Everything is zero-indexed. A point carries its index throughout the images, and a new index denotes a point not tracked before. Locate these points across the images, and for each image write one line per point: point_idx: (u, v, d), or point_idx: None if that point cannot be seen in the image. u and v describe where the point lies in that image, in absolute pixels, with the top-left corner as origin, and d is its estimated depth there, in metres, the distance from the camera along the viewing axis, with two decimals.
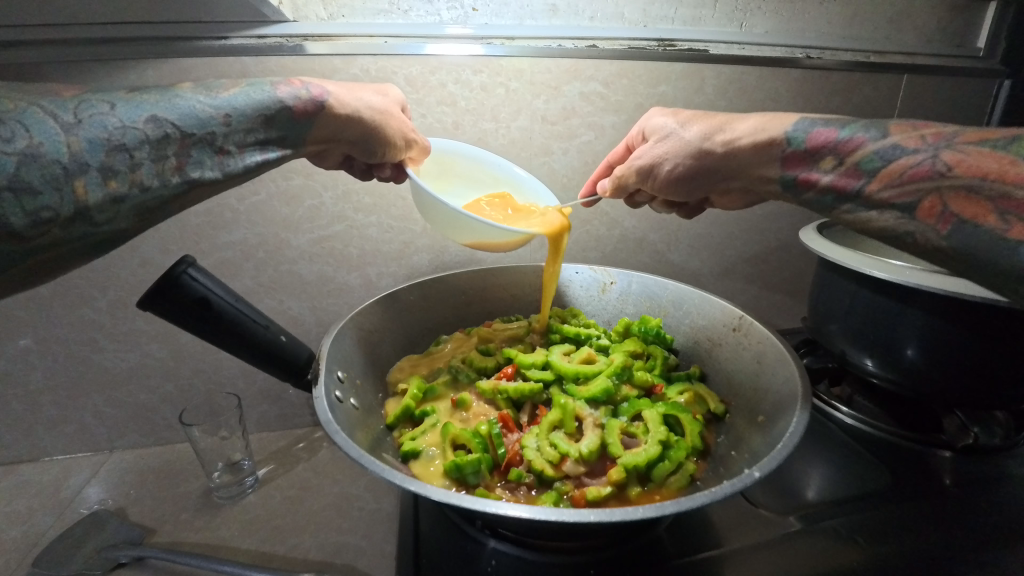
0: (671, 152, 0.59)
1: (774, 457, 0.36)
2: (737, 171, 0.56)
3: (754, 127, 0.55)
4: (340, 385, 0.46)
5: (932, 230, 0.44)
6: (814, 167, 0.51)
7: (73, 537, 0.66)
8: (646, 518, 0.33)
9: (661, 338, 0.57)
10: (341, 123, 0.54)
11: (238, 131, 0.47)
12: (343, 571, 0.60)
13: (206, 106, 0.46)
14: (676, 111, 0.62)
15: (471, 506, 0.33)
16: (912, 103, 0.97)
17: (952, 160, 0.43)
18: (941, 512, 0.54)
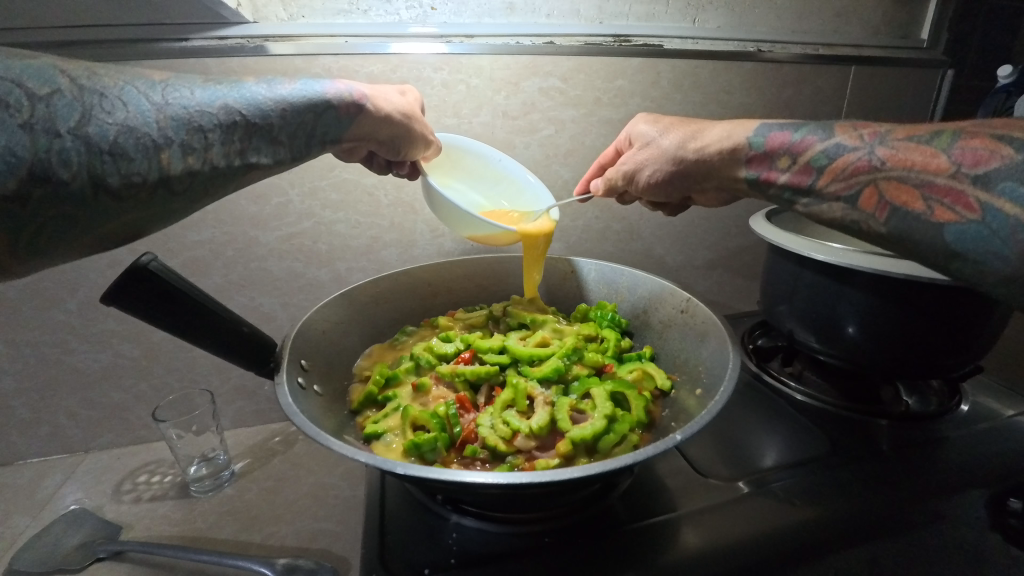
0: (648, 160, 0.62)
1: (700, 420, 0.39)
2: (709, 174, 0.58)
3: (722, 132, 0.57)
4: (304, 372, 0.48)
5: (873, 217, 0.45)
6: (773, 168, 0.52)
7: (51, 535, 0.67)
8: (577, 478, 0.35)
9: (615, 321, 0.61)
10: (380, 123, 0.55)
11: (300, 122, 0.48)
12: (319, 555, 0.63)
13: (277, 97, 0.46)
14: (658, 118, 0.65)
15: (417, 473, 0.35)
16: (861, 93, 1.01)
17: (887, 155, 0.44)
18: (879, 474, 0.58)
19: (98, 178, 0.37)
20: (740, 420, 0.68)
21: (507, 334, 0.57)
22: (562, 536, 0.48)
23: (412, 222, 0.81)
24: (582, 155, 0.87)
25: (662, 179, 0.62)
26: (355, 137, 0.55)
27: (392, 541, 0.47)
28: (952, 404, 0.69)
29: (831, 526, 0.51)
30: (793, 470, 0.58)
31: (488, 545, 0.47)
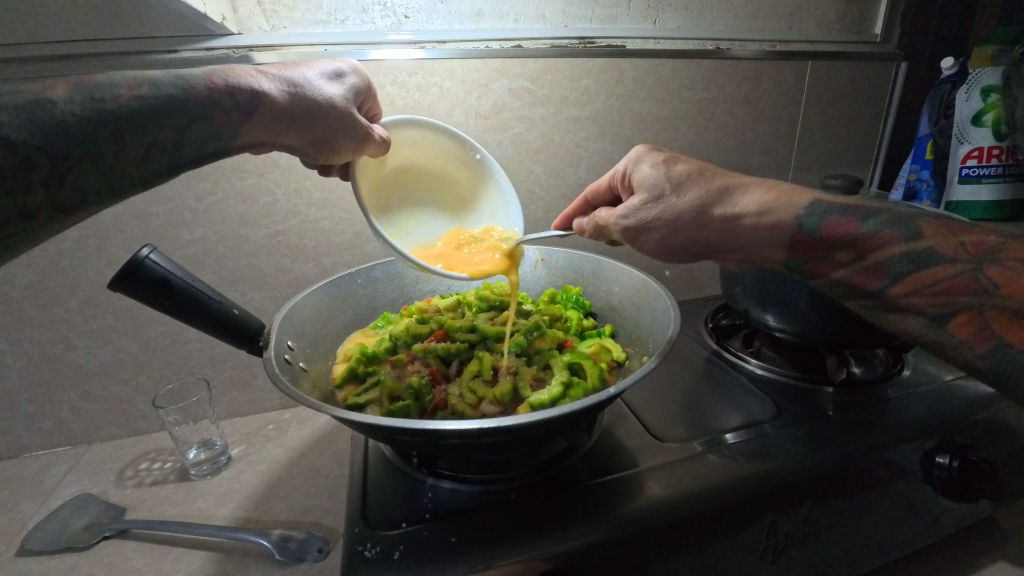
0: (662, 221, 0.58)
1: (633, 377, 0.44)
2: (735, 247, 0.56)
3: (760, 205, 0.54)
4: (290, 350, 0.53)
5: (966, 346, 0.46)
6: (827, 255, 0.52)
7: (59, 517, 0.72)
8: (520, 424, 0.41)
9: (579, 303, 0.67)
10: (278, 120, 0.57)
11: (128, 148, 0.47)
12: (311, 526, 0.68)
13: (88, 124, 0.44)
14: (667, 164, 0.60)
15: (378, 422, 0.40)
16: (819, 86, 1.06)
17: (998, 278, 0.46)
18: (823, 431, 0.63)
19: None
20: (698, 392, 0.73)
21: (476, 315, 0.62)
22: (526, 491, 0.53)
23: None
24: (552, 151, 0.92)
25: (675, 243, 0.58)
26: (246, 141, 0.57)
27: (374, 501, 0.52)
28: (894, 370, 0.75)
29: (777, 475, 0.56)
30: (744, 432, 0.63)
31: (459, 502, 0.52)
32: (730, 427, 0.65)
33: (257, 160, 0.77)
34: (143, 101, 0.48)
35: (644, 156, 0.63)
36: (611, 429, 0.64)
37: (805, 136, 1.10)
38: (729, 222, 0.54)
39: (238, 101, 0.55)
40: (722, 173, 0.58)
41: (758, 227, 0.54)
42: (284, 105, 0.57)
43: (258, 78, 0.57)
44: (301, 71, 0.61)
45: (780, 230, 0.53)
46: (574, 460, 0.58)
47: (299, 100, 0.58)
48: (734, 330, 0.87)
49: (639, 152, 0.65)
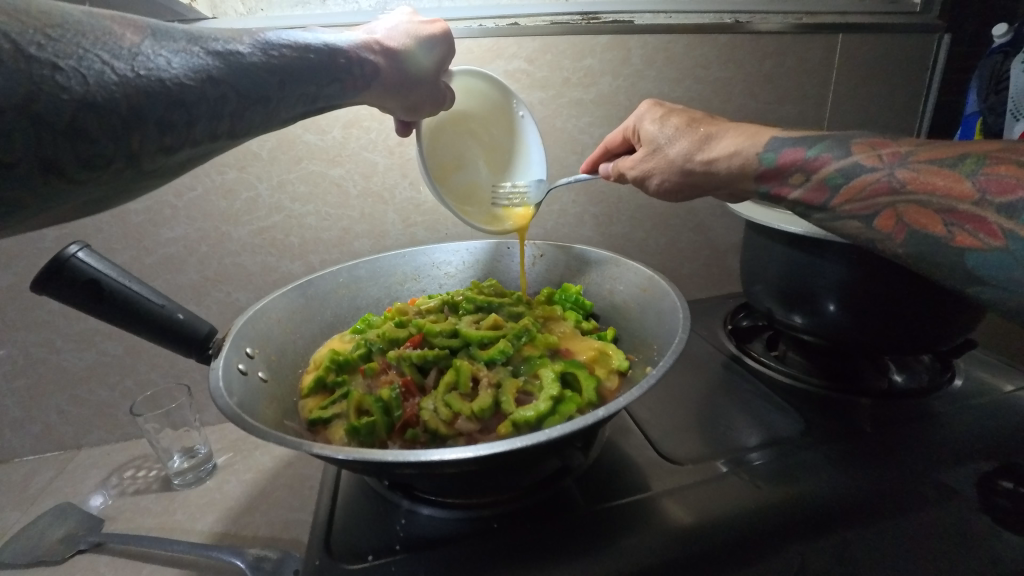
0: (659, 168, 0.61)
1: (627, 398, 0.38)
2: (720, 185, 0.56)
3: (733, 140, 0.54)
4: (247, 359, 0.48)
5: (888, 239, 0.42)
6: (787, 181, 0.50)
7: (37, 528, 0.69)
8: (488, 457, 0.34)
9: (578, 303, 0.60)
10: (393, 83, 0.55)
11: (292, 96, 0.43)
12: (289, 544, 0.63)
13: (270, 65, 0.40)
14: (665, 115, 0.62)
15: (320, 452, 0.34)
16: (851, 62, 0.96)
17: (906, 177, 0.42)
18: (856, 451, 0.55)
19: (49, 163, 0.28)
20: (713, 402, 0.65)
21: (461, 318, 0.57)
22: (510, 519, 0.47)
23: (382, 212, 0.81)
24: (553, 139, 0.86)
25: (677, 187, 0.60)
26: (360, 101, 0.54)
27: (341, 528, 0.47)
28: (943, 379, 0.66)
29: (808, 509, 0.48)
30: (767, 452, 0.55)
31: (435, 531, 0.46)
32: (750, 445, 0.57)
33: (236, 153, 0.72)
34: (308, 47, 0.45)
35: (648, 109, 0.65)
36: (612, 444, 0.57)
37: (837, 117, 1.00)
38: (710, 161, 0.55)
39: (365, 59, 0.52)
40: (710, 122, 0.59)
41: (732, 159, 0.53)
42: (400, 69, 0.55)
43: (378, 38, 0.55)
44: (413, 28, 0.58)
45: (748, 162, 0.52)
46: (568, 483, 0.51)
47: (410, 64, 0.56)
48: (756, 332, 0.79)
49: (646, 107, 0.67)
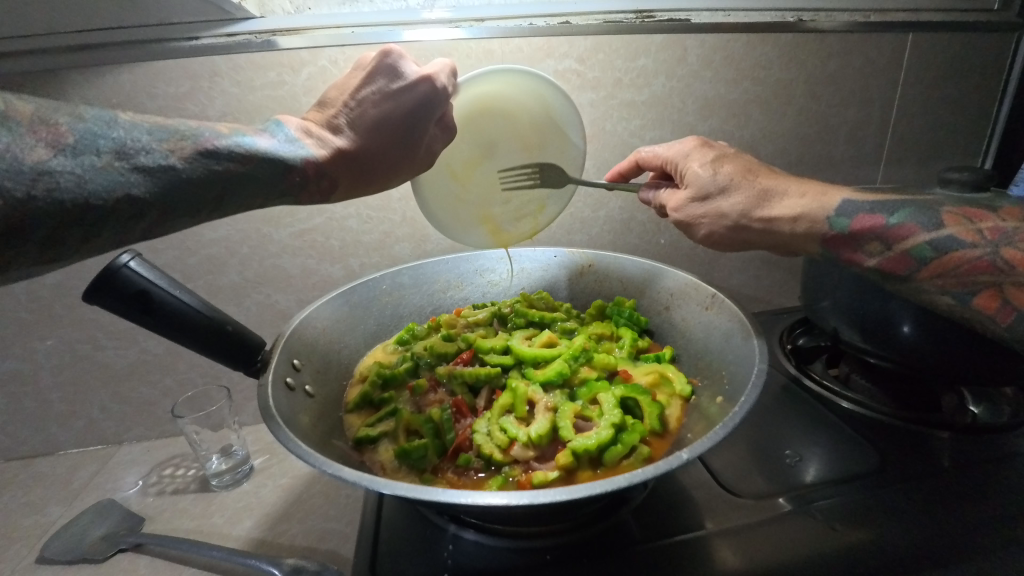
0: (709, 219, 0.56)
1: (706, 443, 0.35)
2: (776, 243, 0.55)
3: (796, 203, 0.53)
4: (294, 373, 0.46)
5: (991, 319, 0.47)
6: (861, 251, 0.51)
7: (80, 524, 0.70)
8: (557, 501, 0.32)
9: (633, 319, 0.58)
10: (369, 187, 0.50)
11: (244, 200, 0.43)
12: (326, 556, 0.62)
13: (210, 176, 0.41)
14: (717, 155, 0.57)
15: (377, 487, 0.33)
16: (922, 64, 0.89)
17: (1012, 258, 0.45)
18: (938, 494, 0.50)
19: None
20: (774, 429, 0.61)
21: (511, 333, 0.55)
22: (565, 553, 0.44)
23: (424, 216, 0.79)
24: (602, 142, 0.82)
25: (722, 241, 0.57)
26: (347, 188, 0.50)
27: (385, 553, 0.46)
28: None
29: (885, 559, 0.44)
30: (836, 490, 0.51)
31: (484, 562, 0.44)
32: (817, 480, 0.53)
33: None
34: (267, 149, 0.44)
35: (696, 148, 0.60)
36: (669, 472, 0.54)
37: (904, 122, 0.93)
38: (772, 223, 0.53)
39: (331, 174, 0.47)
40: (765, 174, 0.56)
41: (802, 226, 0.52)
42: (372, 172, 0.49)
43: (339, 142, 0.47)
44: (383, 103, 0.49)
45: (818, 232, 0.52)
46: (625, 514, 0.48)
47: (382, 160, 0.49)
48: (817, 351, 0.74)
49: (688, 141, 0.61)
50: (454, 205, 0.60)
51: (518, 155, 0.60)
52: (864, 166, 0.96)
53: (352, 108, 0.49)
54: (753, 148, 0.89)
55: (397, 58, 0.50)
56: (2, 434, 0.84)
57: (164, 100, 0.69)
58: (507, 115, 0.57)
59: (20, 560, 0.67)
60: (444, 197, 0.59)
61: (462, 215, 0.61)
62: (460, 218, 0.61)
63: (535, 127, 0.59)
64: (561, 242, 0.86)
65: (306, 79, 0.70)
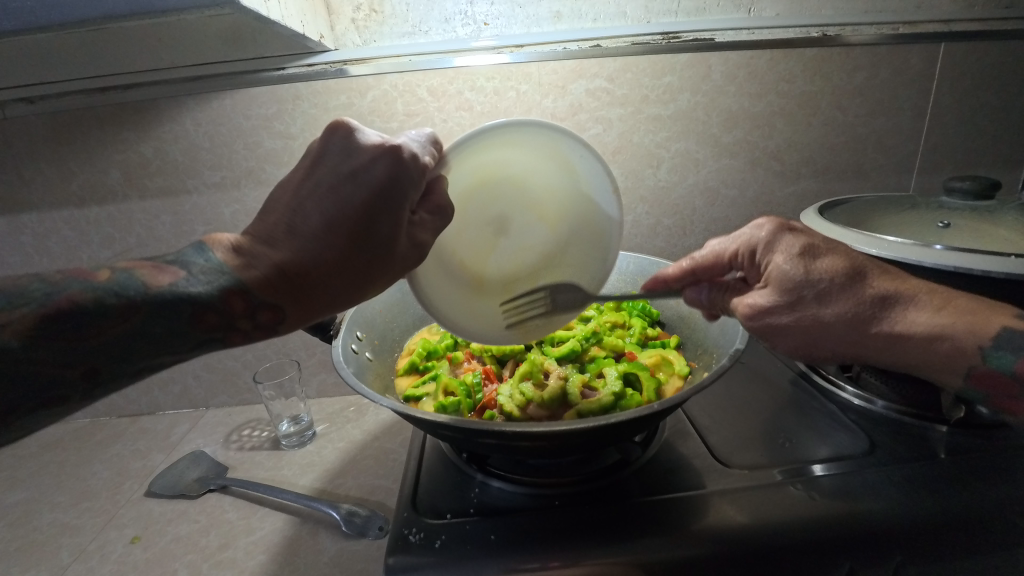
0: (803, 327, 0.48)
1: (679, 396, 0.43)
2: (900, 359, 0.48)
3: (927, 318, 0.46)
4: (358, 341, 0.57)
5: None
6: (1016, 394, 0.45)
7: (177, 468, 0.85)
8: (553, 432, 0.41)
9: (645, 311, 0.65)
10: (327, 303, 0.43)
11: (148, 357, 0.41)
12: (376, 505, 0.73)
13: (71, 349, 0.38)
14: (805, 249, 0.49)
15: (419, 415, 0.43)
16: (956, 74, 0.89)
17: None
18: (927, 475, 0.54)
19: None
20: (778, 417, 0.66)
21: None
22: (570, 501, 0.53)
23: None
24: (629, 153, 0.90)
25: (814, 349, 0.49)
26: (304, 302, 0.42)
27: (425, 490, 0.56)
28: None
29: (859, 526, 0.49)
30: (827, 468, 0.56)
31: (503, 502, 0.53)
32: (811, 459, 0.58)
33: None
34: (167, 295, 0.40)
35: (778, 232, 0.51)
36: (671, 445, 0.61)
37: (941, 129, 0.93)
38: (897, 340, 0.46)
39: (264, 299, 0.41)
40: (886, 273, 0.48)
41: (947, 354, 0.46)
42: (331, 286, 0.42)
43: (285, 254, 0.41)
44: (327, 201, 0.41)
45: (958, 360, 0.46)
46: (624, 475, 0.57)
47: (331, 276, 0.41)
48: None
49: (762, 226, 0.52)
50: (472, 296, 0.57)
51: (533, 226, 0.57)
52: (897, 174, 0.97)
53: (297, 211, 0.42)
54: (778, 158, 0.93)
55: (345, 136, 0.43)
56: (118, 394, 1.02)
57: (256, 120, 0.84)
58: (514, 182, 0.55)
59: (133, 492, 0.83)
60: (461, 290, 0.56)
61: (480, 306, 0.57)
62: (477, 312, 0.56)
63: (549, 192, 0.56)
64: None
65: (370, 101, 0.83)
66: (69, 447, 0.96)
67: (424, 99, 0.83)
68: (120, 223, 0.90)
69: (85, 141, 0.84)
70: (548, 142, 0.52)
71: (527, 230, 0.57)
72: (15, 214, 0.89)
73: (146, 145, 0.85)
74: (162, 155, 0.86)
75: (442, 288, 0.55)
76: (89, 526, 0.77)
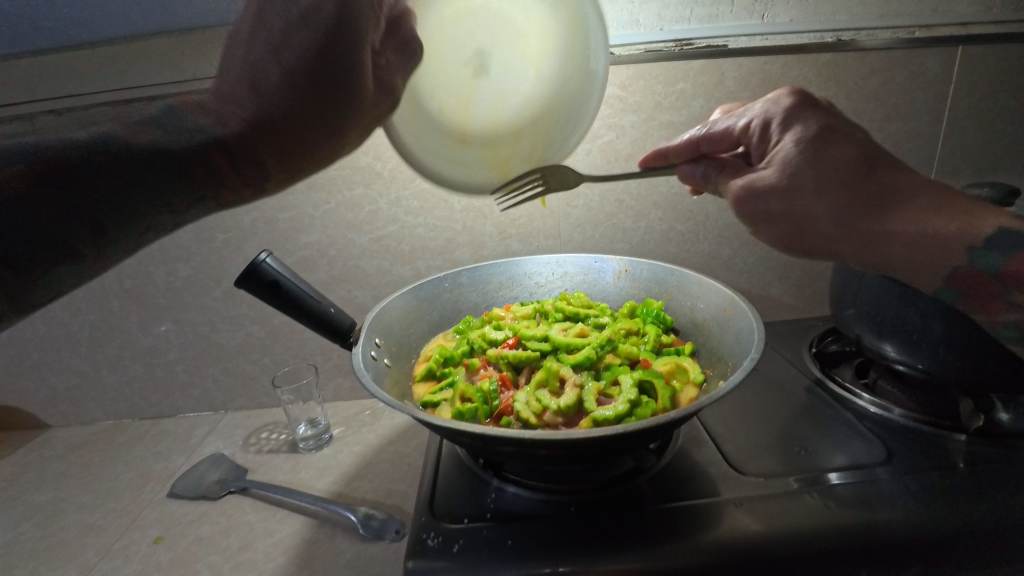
0: (789, 217, 0.49)
1: (696, 404, 0.44)
2: (897, 263, 0.49)
3: (926, 216, 0.45)
4: (376, 348, 0.58)
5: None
6: (992, 293, 0.47)
7: (198, 470, 0.86)
8: (568, 439, 0.42)
9: (659, 318, 0.66)
10: (306, 157, 0.40)
11: (128, 226, 0.37)
12: (392, 509, 0.74)
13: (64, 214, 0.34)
14: (818, 117, 0.50)
15: (437, 422, 0.44)
16: (974, 78, 0.88)
17: None
18: (945, 485, 0.53)
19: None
20: (793, 424, 0.66)
21: (551, 325, 0.65)
22: (584, 506, 0.54)
23: (482, 227, 0.91)
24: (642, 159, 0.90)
25: (797, 242, 0.51)
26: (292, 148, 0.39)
27: (442, 495, 0.57)
28: None
29: (876, 537, 0.49)
30: (844, 476, 0.56)
31: (519, 507, 0.54)
32: (827, 468, 0.58)
33: (363, 173, 0.86)
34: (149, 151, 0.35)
35: (796, 105, 0.51)
36: (685, 452, 0.62)
37: (959, 133, 0.92)
38: (885, 232, 0.46)
39: (242, 155, 0.38)
40: (887, 169, 0.48)
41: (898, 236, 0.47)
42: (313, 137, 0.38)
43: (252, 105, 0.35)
44: (282, 54, 0.34)
45: (938, 258, 0.47)
46: (637, 482, 0.57)
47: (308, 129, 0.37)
48: (844, 358, 0.78)
49: (781, 99, 0.53)
50: (454, 150, 0.49)
51: (516, 67, 0.47)
52: None
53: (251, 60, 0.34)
54: None
55: None
56: (140, 396, 1.04)
57: None
58: (499, 14, 0.44)
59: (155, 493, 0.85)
60: (448, 140, 0.48)
61: (466, 160, 0.50)
62: (462, 165, 0.50)
63: (540, 26, 0.46)
64: (603, 250, 0.94)
65: None
66: (92, 449, 0.99)
67: None
68: None
69: None
70: None
71: (512, 74, 0.47)
72: None
73: None
74: None
75: (418, 142, 0.47)
76: (114, 526, 0.79)
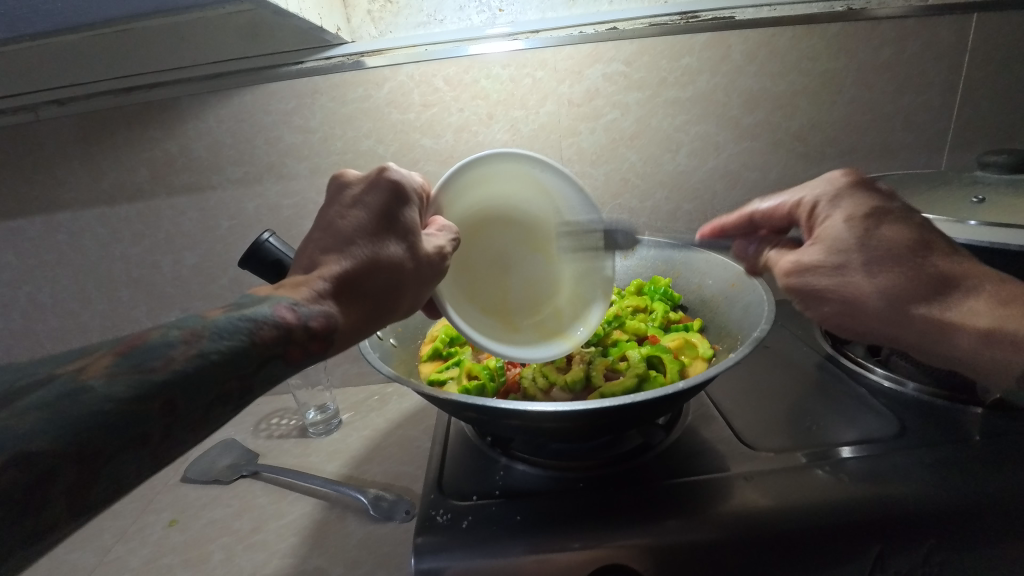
0: (842, 298, 0.50)
1: (707, 374, 0.43)
2: (953, 359, 0.50)
3: (990, 308, 0.47)
4: (382, 328, 0.59)
5: None
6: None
7: (210, 455, 0.87)
8: (576, 411, 0.42)
9: (667, 295, 0.65)
10: (375, 312, 0.47)
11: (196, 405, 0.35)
12: (401, 490, 0.75)
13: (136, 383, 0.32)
14: (869, 208, 0.50)
15: (445, 396, 0.44)
16: (990, 45, 0.85)
17: None
18: (960, 457, 0.52)
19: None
20: (804, 400, 0.65)
21: None
22: (593, 483, 0.54)
23: None
24: (648, 137, 0.88)
25: (855, 325, 0.51)
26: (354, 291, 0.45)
27: (451, 473, 0.57)
28: None
29: (888, 509, 0.48)
30: (856, 451, 0.55)
31: (528, 484, 0.54)
32: (838, 442, 0.57)
33: (366, 156, 0.88)
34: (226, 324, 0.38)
35: (846, 190, 0.51)
36: (694, 430, 0.61)
37: (974, 104, 0.89)
38: (940, 333, 0.48)
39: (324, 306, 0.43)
40: (940, 256, 0.49)
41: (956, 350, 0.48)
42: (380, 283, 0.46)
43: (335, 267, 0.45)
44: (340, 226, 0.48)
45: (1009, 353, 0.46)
46: (647, 458, 0.57)
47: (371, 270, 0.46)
48: None
49: (836, 179, 0.53)
50: (507, 333, 0.57)
51: (531, 258, 0.58)
52: (926, 152, 0.93)
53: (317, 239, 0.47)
54: (802, 138, 0.91)
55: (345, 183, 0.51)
56: None
57: (277, 115, 0.86)
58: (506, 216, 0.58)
59: (169, 479, 0.86)
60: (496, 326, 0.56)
61: (521, 340, 0.57)
62: (520, 345, 0.57)
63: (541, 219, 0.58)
64: None
65: (388, 92, 0.84)
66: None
67: (441, 88, 0.84)
68: (150, 219, 0.93)
69: (114, 141, 0.87)
70: (519, 169, 0.57)
71: (529, 264, 0.59)
72: (51, 214, 0.92)
73: (172, 143, 0.87)
74: (186, 152, 0.88)
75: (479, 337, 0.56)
76: (129, 510, 0.80)
